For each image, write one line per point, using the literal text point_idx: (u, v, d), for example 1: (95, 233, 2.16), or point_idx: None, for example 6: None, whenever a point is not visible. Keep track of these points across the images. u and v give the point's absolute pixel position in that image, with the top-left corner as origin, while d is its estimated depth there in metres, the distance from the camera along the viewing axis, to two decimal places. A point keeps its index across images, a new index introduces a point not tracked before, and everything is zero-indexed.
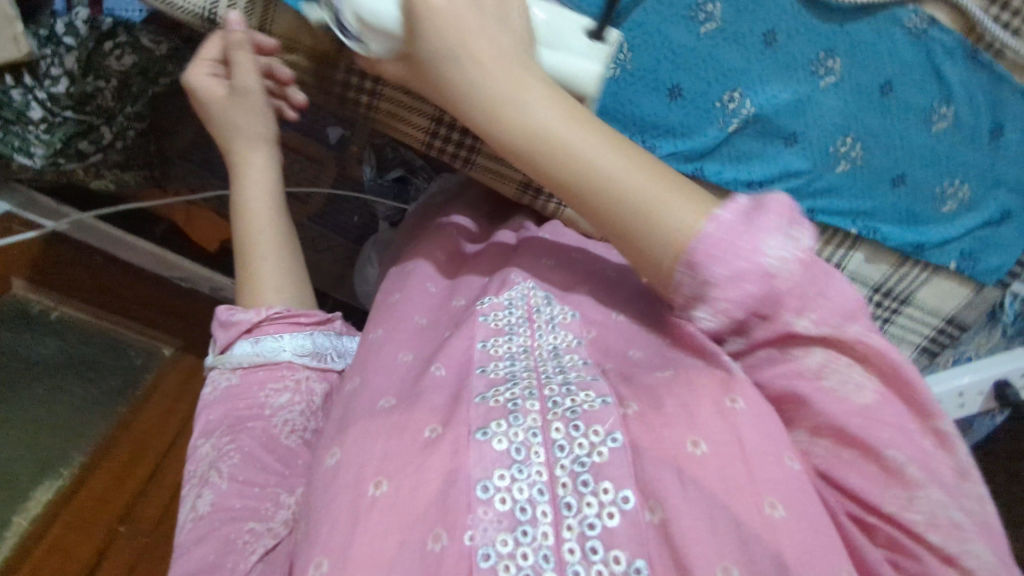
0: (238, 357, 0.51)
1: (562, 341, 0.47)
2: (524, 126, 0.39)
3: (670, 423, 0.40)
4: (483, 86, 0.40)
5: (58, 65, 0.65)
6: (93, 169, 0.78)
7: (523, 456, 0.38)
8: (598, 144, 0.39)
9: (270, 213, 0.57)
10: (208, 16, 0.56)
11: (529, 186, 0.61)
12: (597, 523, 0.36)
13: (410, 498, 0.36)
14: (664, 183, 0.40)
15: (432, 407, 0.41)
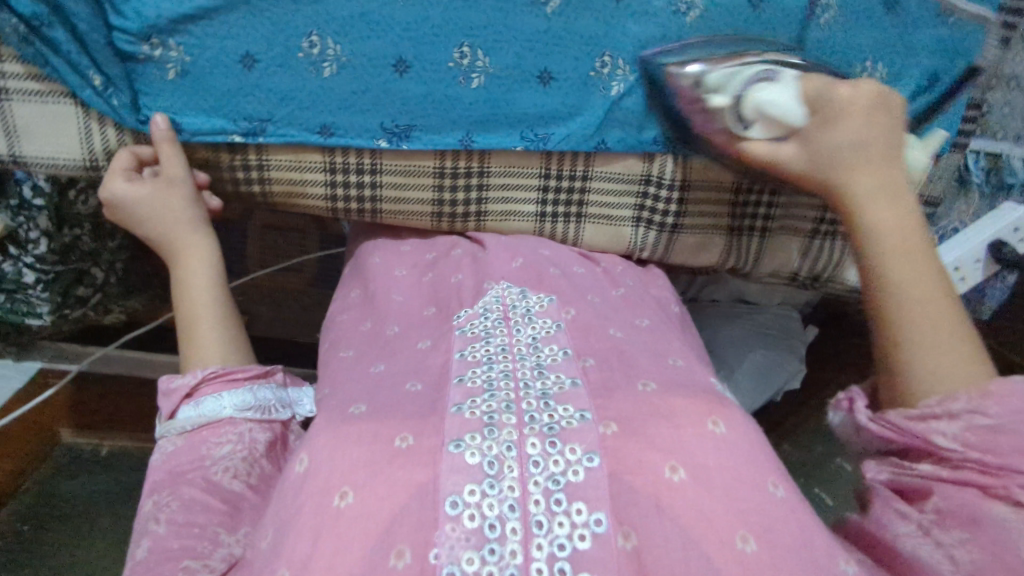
0: (182, 422, 0.50)
1: (541, 331, 0.47)
2: (883, 237, 0.46)
3: (647, 448, 0.39)
4: (873, 213, 0.47)
5: (33, 228, 0.64)
6: (102, 308, 0.77)
7: (495, 471, 0.37)
8: (910, 271, 0.45)
9: (210, 295, 0.57)
10: (89, 166, 0.56)
11: (442, 214, 0.60)
12: (567, 544, 0.35)
13: (376, 509, 0.35)
14: (944, 336, 0.43)
15: (406, 417, 0.40)
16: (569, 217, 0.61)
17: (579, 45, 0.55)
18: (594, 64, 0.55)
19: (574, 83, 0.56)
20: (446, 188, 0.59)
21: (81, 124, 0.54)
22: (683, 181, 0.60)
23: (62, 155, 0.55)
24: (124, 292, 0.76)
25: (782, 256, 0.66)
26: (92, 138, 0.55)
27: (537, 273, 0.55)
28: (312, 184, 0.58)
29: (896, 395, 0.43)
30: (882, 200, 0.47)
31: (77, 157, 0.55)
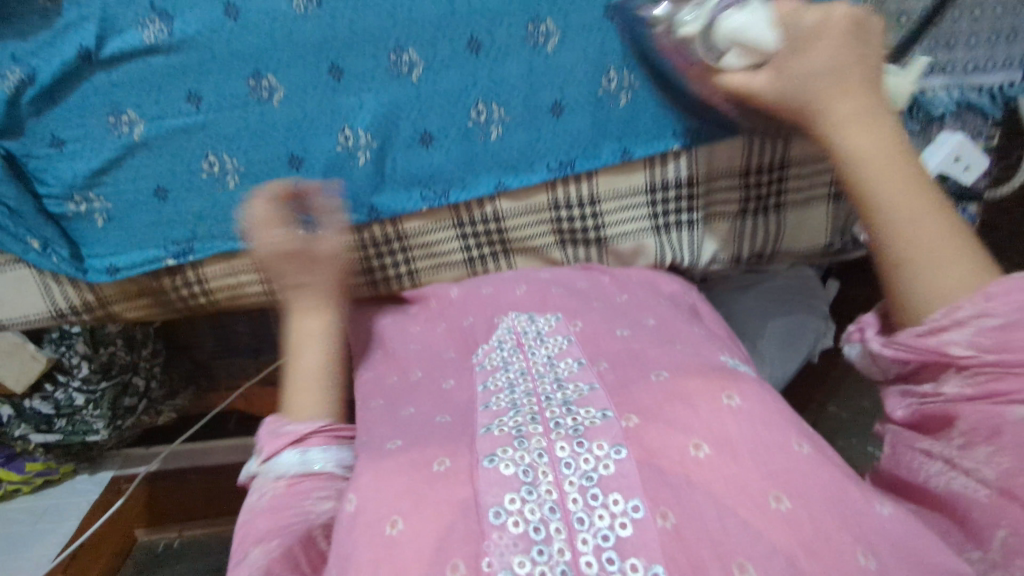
0: (284, 466, 0.50)
1: (554, 349, 0.50)
2: (851, 156, 0.48)
3: (671, 429, 0.41)
4: (843, 143, 0.48)
5: (73, 354, 0.78)
6: (151, 410, 0.90)
7: (531, 478, 0.40)
8: (909, 206, 0.46)
9: (321, 368, 0.56)
10: (57, 313, 0.72)
11: (374, 280, 0.70)
12: (610, 534, 0.37)
13: (427, 527, 0.37)
14: (954, 246, 0.45)
15: (441, 444, 0.43)
16: (496, 255, 0.70)
17: (447, 103, 0.63)
18: (471, 112, 0.64)
19: (456, 133, 0.65)
20: (366, 249, 0.69)
21: (40, 284, 0.70)
22: (592, 197, 0.67)
23: (31, 312, 0.71)
24: (167, 394, 0.91)
25: (717, 239, 0.70)
26: (51, 292, 0.70)
27: (542, 295, 0.60)
28: (250, 284, 0.71)
29: (907, 315, 0.45)
30: (862, 129, 0.48)
31: (42, 309, 0.71)
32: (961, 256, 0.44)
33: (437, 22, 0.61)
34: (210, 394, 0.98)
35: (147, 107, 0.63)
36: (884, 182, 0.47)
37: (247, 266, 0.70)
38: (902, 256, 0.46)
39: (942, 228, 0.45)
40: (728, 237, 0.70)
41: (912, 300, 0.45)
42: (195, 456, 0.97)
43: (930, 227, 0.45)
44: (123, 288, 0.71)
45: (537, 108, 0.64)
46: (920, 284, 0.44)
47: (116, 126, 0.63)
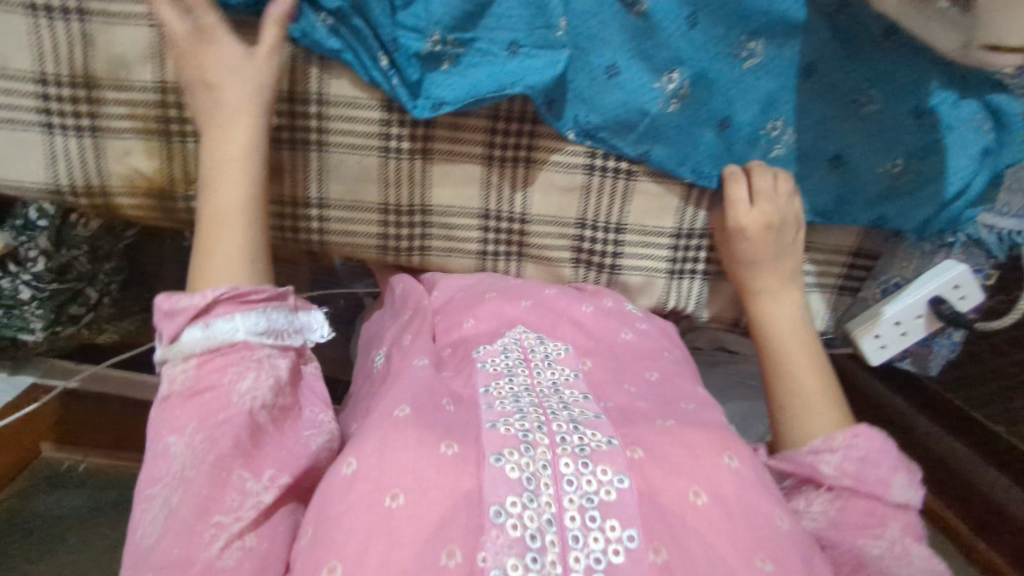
0: (189, 345, 0.43)
1: (561, 376, 0.49)
2: (781, 320, 0.57)
3: (672, 473, 0.41)
4: (774, 314, 0.58)
5: (32, 247, 0.65)
6: (94, 326, 0.76)
7: (533, 486, 0.39)
8: (776, 294, 0.58)
9: (241, 166, 0.51)
10: (54, 190, 0.58)
11: (386, 248, 0.62)
12: (603, 558, 0.37)
13: (429, 505, 0.36)
14: (820, 388, 0.54)
15: (445, 428, 0.41)
16: (511, 255, 0.63)
17: (603, 59, 0.54)
18: (604, 68, 0.54)
19: (607, 87, 0.54)
20: (388, 220, 0.61)
21: (46, 148, 0.57)
22: (620, 221, 0.61)
23: (13, 66, 0.54)
24: (116, 313, 0.78)
25: (723, 296, 0.64)
26: (40, 37, 0.53)
27: (551, 317, 0.56)
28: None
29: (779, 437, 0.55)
30: (773, 302, 0.58)
31: (40, 180, 0.58)
32: (827, 403, 0.53)
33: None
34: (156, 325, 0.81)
35: (395, 52, 0.53)
36: (781, 339, 0.57)
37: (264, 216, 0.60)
38: (783, 337, 0.57)
39: (823, 378, 0.55)
40: (731, 305, 0.65)
41: (790, 425, 0.54)
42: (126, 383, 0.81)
43: (822, 376, 0.55)
44: (132, 179, 0.58)
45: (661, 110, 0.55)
46: (811, 402, 0.53)
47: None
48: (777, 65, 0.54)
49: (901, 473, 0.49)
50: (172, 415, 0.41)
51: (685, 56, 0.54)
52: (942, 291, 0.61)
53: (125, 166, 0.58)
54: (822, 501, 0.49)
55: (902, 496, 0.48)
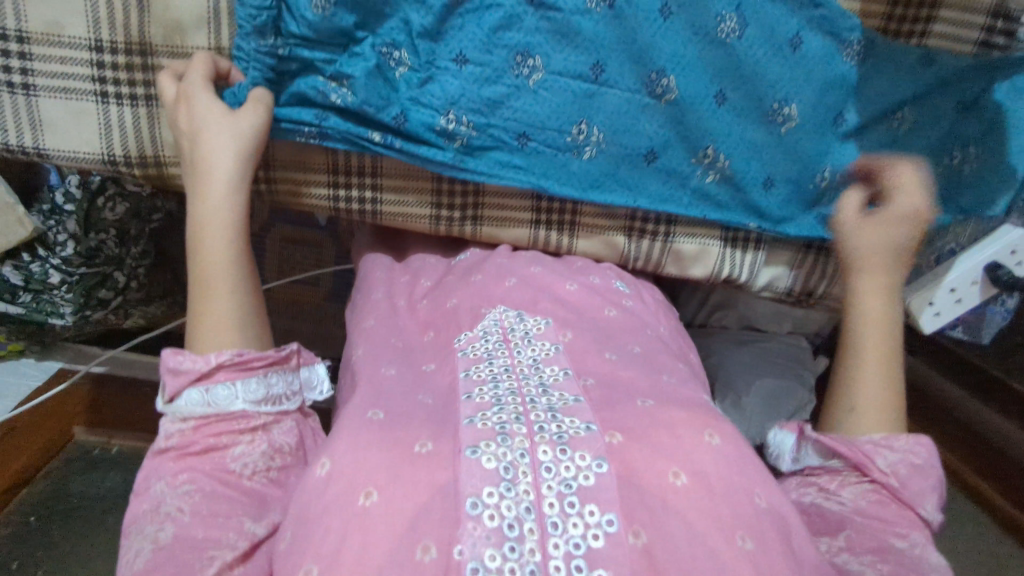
0: (188, 409, 0.46)
1: (540, 352, 0.48)
2: (878, 316, 0.56)
3: (653, 454, 0.41)
4: (870, 311, 0.57)
5: (61, 231, 0.70)
6: (120, 310, 0.78)
7: (511, 476, 0.39)
8: (883, 297, 0.57)
9: (230, 226, 0.52)
10: (108, 160, 0.59)
11: (439, 217, 0.63)
12: (582, 543, 0.37)
13: (404, 502, 0.36)
14: (886, 402, 0.53)
15: (423, 424, 0.41)
16: (562, 227, 0.64)
17: (555, 121, 0.59)
18: (570, 128, 0.59)
19: (547, 149, 0.60)
20: (442, 191, 0.63)
21: (101, 118, 0.58)
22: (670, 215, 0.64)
23: (69, 33, 0.55)
24: (145, 298, 0.79)
25: (777, 266, 0.68)
26: (97, 3, 0.55)
27: (531, 294, 0.55)
28: (315, 185, 0.62)
29: (829, 421, 0.55)
30: (874, 295, 0.57)
31: (95, 150, 0.58)
32: (881, 411, 0.53)
33: (586, 40, 0.57)
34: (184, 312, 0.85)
35: (404, 142, 0.58)
36: (872, 335, 0.56)
37: (319, 190, 0.63)
38: (884, 344, 0.55)
39: (891, 390, 0.53)
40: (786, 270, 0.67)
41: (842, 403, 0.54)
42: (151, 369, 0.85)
43: (890, 385, 0.54)
44: None
45: (631, 151, 0.61)
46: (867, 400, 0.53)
47: (327, 43, 0.56)
48: (801, 145, 0.61)
49: (936, 495, 0.48)
50: (160, 469, 0.45)
51: (720, 133, 0.60)
52: (999, 255, 0.66)
53: None
54: (856, 490, 0.49)
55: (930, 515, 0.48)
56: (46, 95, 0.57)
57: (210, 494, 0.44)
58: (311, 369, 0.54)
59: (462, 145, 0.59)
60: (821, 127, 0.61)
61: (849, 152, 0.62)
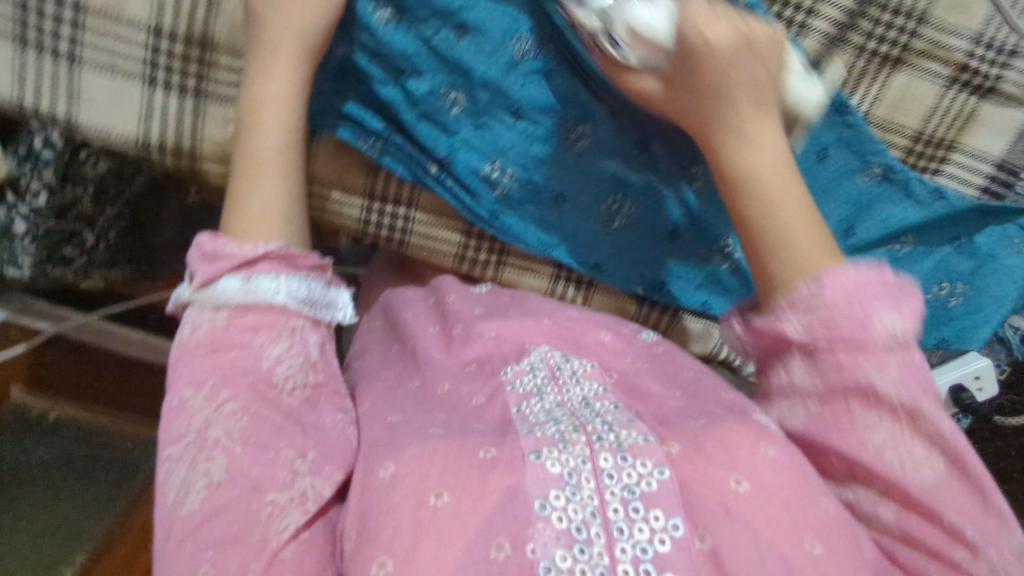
0: (226, 295, 0.46)
1: (590, 392, 0.49)
2: (748, 164, 0.45)
3: (712, 462, 0.41)
4: (765, 164, 0.45)
5: (35, 179, 0.66)
6: (81, 271, 0.76)
7: (575, 481, 0.39)
8: (769, 139, 0.45)
9: (284, 104, 0.52)
10: (142, 143, 0.60)
11: (464, 258, 0.64)
12: (649, 547, 0.37)
13: (474, 504, 0.36)
14: (816, 235, 0.44)
15: (483, 436, 0.42)
16: (579, 288, 0.65)
17: (591, 189, 0.59)
18: (608, 199, 0.60)
19: (579, 211, 0.60)
20: (471, 236, 0.64)
21: (143, 103, 0.59)
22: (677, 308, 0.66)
23: (129, 12, 0.57)
24: (108, 261, 0.78)
25: None
26: None
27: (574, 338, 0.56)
28: (349, 203, 0.63)
29: (766, 280, 0.44)
30: (753, 143, 0.45)
31: (130, 132, 0.60)
32: (808, 232, 0.44)
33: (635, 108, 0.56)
34: (141, 279, 0.83)
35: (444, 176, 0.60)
36: (763, 153, 0.45)
37: (353, 210, 0.64)
38: (745, 172, 0.45)
39: (807, 205, 0.45)
40: None
41: (772, 270, 0.44)
42: (97, 334, 0.85)
43: (808, 203, 0.45)
44: (225, 146, 0.60)
45: (655, 233, 0.61)
46: (796, 227, 0.44)
47: (394, 60, 0.56)
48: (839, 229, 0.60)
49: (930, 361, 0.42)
50: (193, 364, 0.44)
51: None
52: (965, 381, 0.64)
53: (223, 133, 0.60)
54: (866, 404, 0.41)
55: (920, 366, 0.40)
56: (89, 70, 0.58)
57: (257, 416, 0.43)
58: (343, 292, 0.54)
59: (498, 196, 0.60)
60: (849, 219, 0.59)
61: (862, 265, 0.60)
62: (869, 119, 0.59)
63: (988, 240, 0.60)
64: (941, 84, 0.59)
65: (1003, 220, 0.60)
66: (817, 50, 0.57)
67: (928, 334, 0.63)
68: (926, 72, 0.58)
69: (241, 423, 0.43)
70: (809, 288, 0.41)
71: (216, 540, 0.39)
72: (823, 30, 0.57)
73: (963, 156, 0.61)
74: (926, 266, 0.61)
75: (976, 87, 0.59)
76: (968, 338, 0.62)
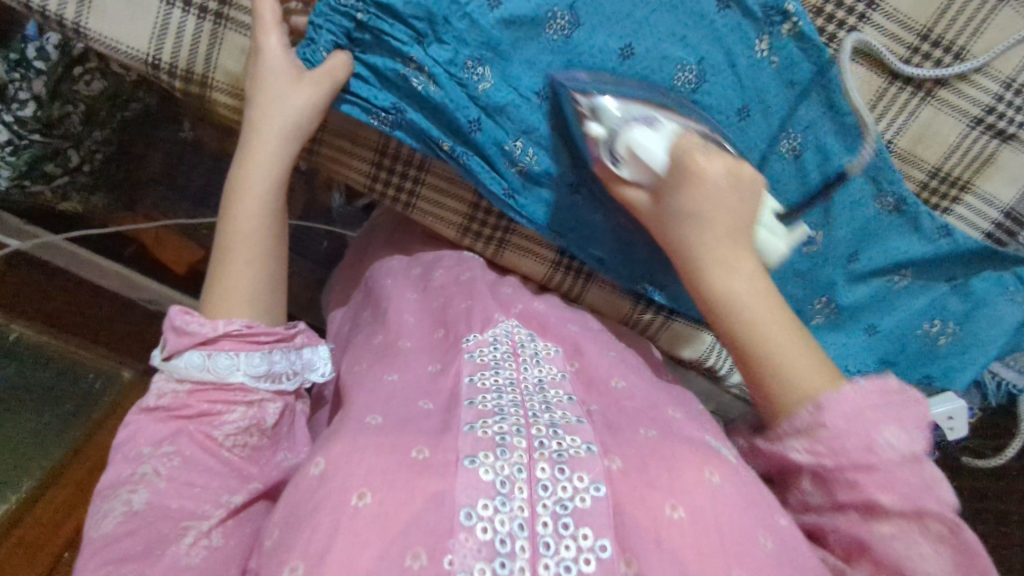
0: (186, 370, 0.46)
1: (547, 375, 0.47)
2: (726, 288, 0.46)
3: (652, 485, 0.40)
4: (723, 287, 0.46)
5: (24, 90, 0.63)
6: (60, 192, 0.72)
7: (507, 490, 0.38)
8: (715, 248, 0.48)
9: (268, 191, 0.51)
10: (152, 61, 0.56)
11: (468, 229, 0.62)
12: (573, 566, 0.36)
13: (396, 510, 0.36)
14: (815, 362, 0.44)
15: (420, 431, 0.41)
16: (578, 277, 0.63)
17: None
18: None
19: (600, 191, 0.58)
20: (475, 215, 0.62)
21: (160, 17, 0.54)
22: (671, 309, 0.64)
23: None
24: (91, 184, 0.73)
25: None
26: None
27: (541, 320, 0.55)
28: (360, 160, 0.61)
29: (771, 413, 0.44)
30: (722, 270, 0.47)
31: (141, 48, 0.55)
32: (798, 348, 0.44)
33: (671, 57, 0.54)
34: (121, 210, 0.80)
35: (468, 159, 0.56)
36: (733, 280, 0.46)
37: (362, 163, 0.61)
38: (728, 301, 0.46)
39: (790, 327, 0.45)
40: None
41: (780, 376, 0.44)
42: (70, 260, 0.83)
43: (762, 318, 0.45)
44: (239, 79, 0.56)
45: None
46: (793, 362, 0.43)
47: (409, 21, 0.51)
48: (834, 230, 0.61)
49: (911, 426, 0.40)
50: (148, 426, 0.46)
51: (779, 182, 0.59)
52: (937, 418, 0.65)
53: (240, 67, 0.56)
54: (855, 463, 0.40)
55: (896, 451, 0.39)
56: None
57: (189, 461, 0.45)
58: (319, 349, 0.53)
59: (520, 174, 0.57)
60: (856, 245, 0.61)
61: (856, 294, 0.63)
62: (891, 148, 0.61)
63: (983, 285, 0.62)
64: (965, 123, 0.61)
65: (1000, 268, 0.62)
66: (856, 67, 0.58)
67: (916, 367, 0.66)
68: (956, 110, 0.60)
69: (174, 464, 0.44)
70: (809, 412, 0.41)
71: (114, 559, 0.41)
72: (864, 51, 0.57)
73: (973, 198, 0.63)
74: (921, 301, 0.64)
75: (998, 131, 0.61)
76: (949, 376, 0.65)
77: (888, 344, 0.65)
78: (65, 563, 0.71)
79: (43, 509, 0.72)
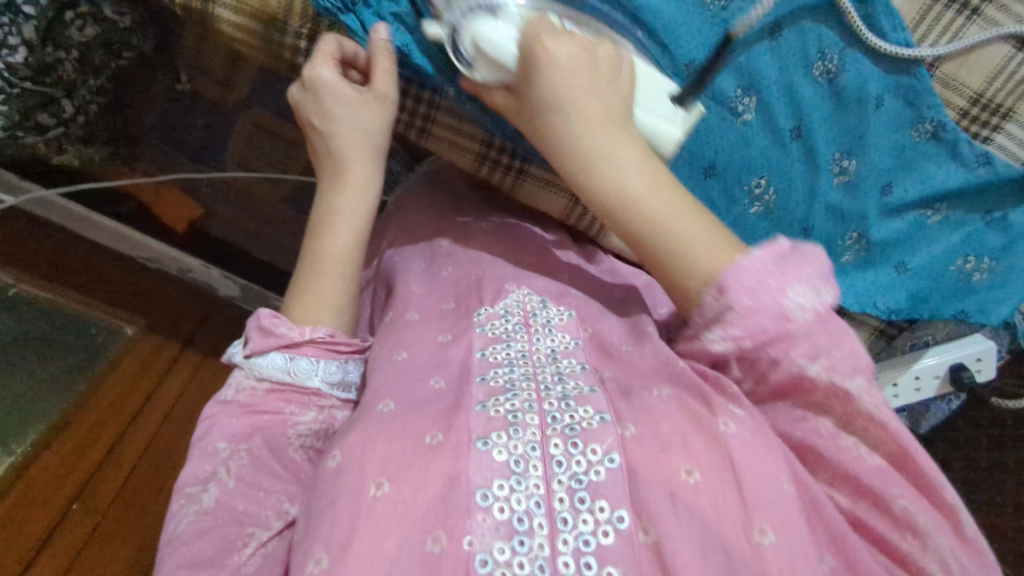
0: (269, 370, 0.48)
1: (560, 344, 0.47)
2: (613, 188, 0.42)
3: (666, 449, 0.40)
4: (589, 153, 0.43)
5: (12, 35, 0.57)
6: (54, 144, 0.71)
7: (521, 469, 0.38)
8: (597, 132, 0.43)
9: (356, 219, 0.52)
10: None
11: (486, 157, 0.59)
12: (592, 540, 0.37)
13: (411, 499, 0.36)
14: (704, 224, 0.42)
15: (433, 413, 0.41)
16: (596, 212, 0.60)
17: None
18: None
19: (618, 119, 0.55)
20: (488, 154, 0.59)
21: None
22: None
23: None
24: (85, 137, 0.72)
25: None
26: None
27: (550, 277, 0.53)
28: None
29: (665, 275, 0.43)
30: (586, 123, 0.43)
31: None
32: (671, 198, 0.42)
33: None
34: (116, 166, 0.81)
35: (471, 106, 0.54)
36: (610, 159, 0.42)
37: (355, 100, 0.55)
38: (638, 209, 0.42)
39: (676, 195, 0.42)
40: None
41: (671, 265, 0.42)
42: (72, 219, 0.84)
43: (675, 214, 0.42)
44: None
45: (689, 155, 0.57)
46: (684, 220, 0.42)
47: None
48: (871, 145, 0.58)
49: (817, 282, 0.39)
50: (225, 421, 0.47)
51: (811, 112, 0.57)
52: (965, 360, 0.66)
53: None
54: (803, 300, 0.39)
55: (803, 302, 0.38)
56: None
57: (258, 459, 0.46)
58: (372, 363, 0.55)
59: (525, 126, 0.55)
60: (890, 172, 0.59)
61: (890, 226, 0.61)
62: (934, 71, 0.57)
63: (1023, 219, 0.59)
64: (1010, 47, 0.56)
65: None
66: None
67: (950, 305, 0.62)
68: (1000, 31, 0.55)
69: (243, 463, 0.46)
70: (713, 297, 0.40)
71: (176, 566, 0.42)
72: None
73: (1016, 127, 0.58)
74: (953, 236, 0.61)
75: None
76: (987, 312, 0.61)
77: (920, 281, 0.62)
78: (73, 515, 0.68)
79: (43, 468, 0.67)
